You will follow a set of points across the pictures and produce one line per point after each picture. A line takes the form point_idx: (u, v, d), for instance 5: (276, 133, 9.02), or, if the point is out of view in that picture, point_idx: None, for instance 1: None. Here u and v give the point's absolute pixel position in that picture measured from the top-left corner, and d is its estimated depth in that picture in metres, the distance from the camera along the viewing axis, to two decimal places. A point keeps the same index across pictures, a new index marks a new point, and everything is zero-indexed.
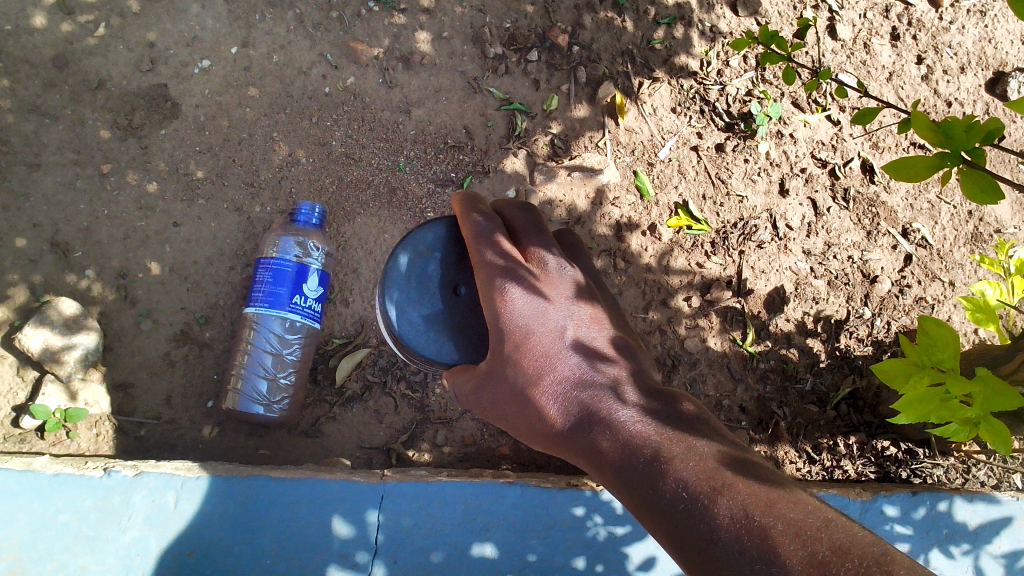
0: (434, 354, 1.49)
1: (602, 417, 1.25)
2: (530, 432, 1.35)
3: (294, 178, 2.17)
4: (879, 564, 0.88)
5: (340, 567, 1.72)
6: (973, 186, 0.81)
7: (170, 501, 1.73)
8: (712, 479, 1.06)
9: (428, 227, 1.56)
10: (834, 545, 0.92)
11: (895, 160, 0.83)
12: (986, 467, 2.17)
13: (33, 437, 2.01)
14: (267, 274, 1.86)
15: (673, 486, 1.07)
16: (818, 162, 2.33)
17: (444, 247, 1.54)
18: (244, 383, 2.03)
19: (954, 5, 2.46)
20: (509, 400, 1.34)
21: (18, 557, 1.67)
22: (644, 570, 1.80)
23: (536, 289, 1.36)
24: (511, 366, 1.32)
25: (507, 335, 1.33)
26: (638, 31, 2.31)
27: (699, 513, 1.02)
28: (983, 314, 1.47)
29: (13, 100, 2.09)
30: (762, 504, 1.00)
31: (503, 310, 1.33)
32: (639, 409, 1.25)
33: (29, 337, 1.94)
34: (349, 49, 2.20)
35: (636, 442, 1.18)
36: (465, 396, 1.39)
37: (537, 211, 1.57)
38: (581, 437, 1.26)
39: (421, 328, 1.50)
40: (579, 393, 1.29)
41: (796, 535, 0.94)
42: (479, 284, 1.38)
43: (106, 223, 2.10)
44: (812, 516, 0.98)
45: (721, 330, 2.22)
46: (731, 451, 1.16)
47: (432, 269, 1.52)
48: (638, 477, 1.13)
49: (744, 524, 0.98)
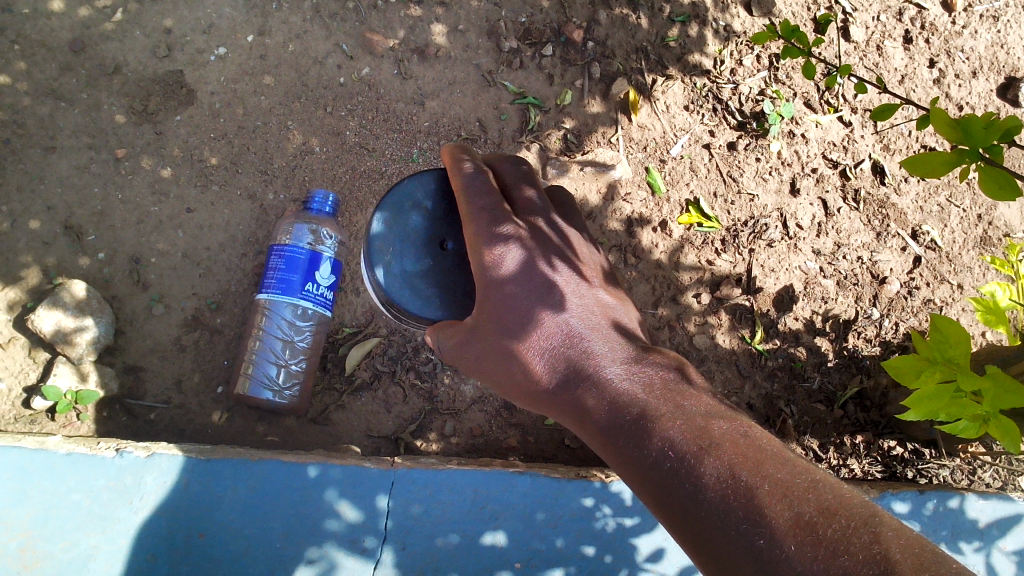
0: (420, 308, 1.48)
1: (589, 376, 1.29)
2: (515, 387, 1.38)
3: (307, 167, 2.17)
4: (866, 526, 0.89)
5: (348, 552, 1.72)
6: (992, 181, 0.81)
7: (182, 483, 1.74)
8: (699, 439, 1.07)
9: (418, 179, 1.56)
10: (821, 506, 0.93)
11: (914, 155, 0.81)
12: (992, 468, 2.17)
13: (43, 418, 2.01)
14: (280, 261, 1.86)
15: (659, 446, 1.09)
16: (829, 162, 2.34)
17: (433, 201, 1.54)
18: (255, 368, 2.04)
19: (968, 10, 2.47)
20: (494, 356, 1.36)
21: (30, 535, 1.68)
22: (652, 561, 1.82)
23: (526, 245, 1.37)
24: (499, 323, 1.34)
25: (495, 291, 1.33)
26: (653, 28, 2.32)
27: (684, 473, 1.04)
28: (995, 315, 1.37)
29: (29, 84, 2.09)
30: (750, 463, 1.01)
31: (491, 266, 1.33)
32: (626, 368, 1.29)
33: (42, 318, 1.93)
34: (365, 40, 2.21)
35: (624, 402, 1.21)
36: (448, 349, 1.40)
37: (527, 164, 1.57)
38: (567, 395, 1.30)
39: (406, 281, 1.49)
40: (565, 351, 1.34)
41: (783, 496, 0.95)
42: (468, 237, 1.38)
43: (120, 207, 2.11)
44: (800, 476, 0.99)
45: (730, 327, 2.23)
46: (717, 407, 1.18)
47: (418, 221, 1.52)
48: (625, 435, 1.16)
49: (730, 484, 0.99)
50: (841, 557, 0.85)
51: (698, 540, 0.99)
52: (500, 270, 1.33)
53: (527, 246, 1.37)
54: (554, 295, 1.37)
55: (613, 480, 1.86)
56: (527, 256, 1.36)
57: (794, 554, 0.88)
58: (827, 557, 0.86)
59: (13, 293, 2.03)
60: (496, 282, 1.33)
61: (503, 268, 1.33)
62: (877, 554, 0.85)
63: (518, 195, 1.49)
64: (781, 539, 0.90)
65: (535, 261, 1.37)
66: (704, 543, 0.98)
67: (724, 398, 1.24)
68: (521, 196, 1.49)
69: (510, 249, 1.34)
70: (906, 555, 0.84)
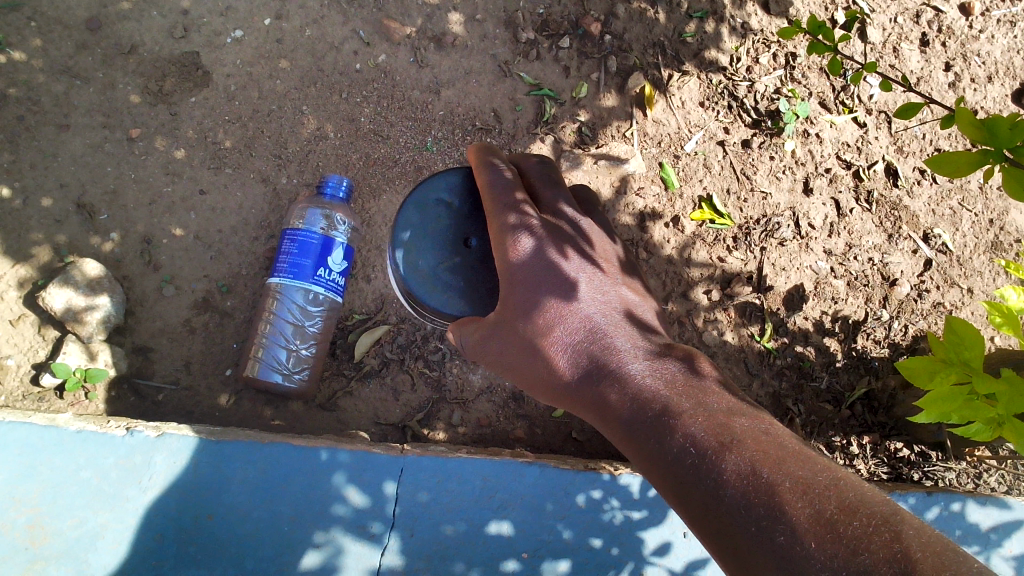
0: (440, 305, 1.49)
1: (611, 371, 1.28)
2: (537, 382, 1.37)
3: (321, 152, 2.17)
4: (887, 524, 0.88)
5: (355, 537, 1.73)
6: (1015, 183, 0.77)
7: (192, 463, 1.74)
8: (720, 435, 1.06)
9: (444, 175, 1.55)
10: (842, 504, 0.92)
11: (936, 155, 0.79)
12: (997, 473, 2.18)
13: (52, 396, 2.01)
14: (292, 244, 1.85)
15: (681, 442, 1.08)
16: (842, 162, 2.34)
17: (458, 197, 1.52)
18: (265, 351, 2.03)
19: (985, 14, 2.47)
20: (517, 351, 1.36)
21: (38, 511, 1.68)
22: (658, 555, 1.82)
23: (549, 242, 1.37)
24: (522, 319, 1.34)
25: (517, 285, 1.33)
26: (670, 23, 2.31)
27: (705, 469, 1.03)
28: (1007, 319, 1.09)
29: (45, 61, 2.08)
30: (771, 460, 1.00)
31: (514, 259, 1.34)
32: (648, 363, 1.28)
33: (53, 296, 1.93)
34: (382, 26, 2.20)
35: (645, 397, 1.20)
36: (472, 346, 1.40)
37: (553, 164, 1.57)
38: (589, 389, 1.29)
39: (426, 277, 1.49)
40: (587, 348, 1.33)
41: (803, 493, 0.94)
42: (492, 232, 1.39)
43: (133, 187, 2.11)
44: (821, 474, 0.98)
45: (740, 325, 2.23)
46: (740, 405, 1.16)
47: (444, 217, 1.51)
48: (646, 431, 1.15)
49: (752, 481, 0.98)
50: (861, 555, 0.84)
51: (718, 535, 0.98)
52: (523, 264, 1.34)
53: (549, 239, 1.37)
54: (577, 290, 1.37)
55: (621, 473, 1.87)
56: (549, 251, 1.36)
57: (814, 551, 0.87)
58: (847, 555, 0.85)
59: (24, 270, 2.03)
60: (519, 275, 1.33)
61: (525, 261, 1.34)
62: (897, 553, 0.83)
63: (542, 192, 1.49)
64: (801, 536, 0.89)
65: (556, 255, 1.37)
66: (725, 539, 0.97)
67: (746, 395, 1.23)
68: (545, 194, 1.49)
69: (533, 242, 1.35)
70: (926, 554, 0.83)
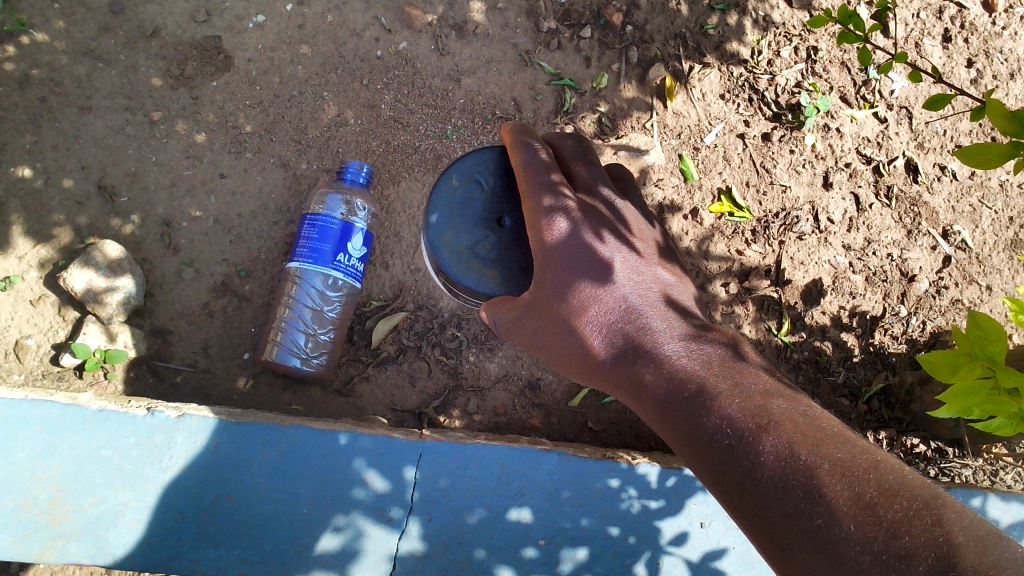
0: (475, 283, 1.48)
1: (647, 352, 1.28)
2: (573, 363, 1.38)
3: (340, 138, 2.17)
4: (929, 508, 0.87)
5: (375, 521, 1.73)
6: None
7: (212, 444, 1.74)
8: (757, 417, 1.06)
9: (477, 155, 1.55)
10: (882, 486, 0.90)
11: (964, 146, 0.77)
12: (1013, 471, 2.14)
13: (71, 376, 2.02)
14: (312, 230, 1.85)
15: (717, 423, 1.08)
16: (862, 157, 2.33)
17: (491, 178, 1.52)
18: (283, 336, 2.04)
19: (1009, 11, 2.44)
20: (551, 332, 1.37)
21: (60, 489, 1.69)
22: (676, 544, 1.82)
23: (582, 224, 1.37)
24: (557, 300, 1.35)
25: (552, 267, 1.34)
26: (692, 14, 2.30)
27: (742, 450, 1.03)
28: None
29: (68, 42, 2.09)
30: (809, 442, 1.00)
31: (549, 240, 1.34)
32: (683, 344, 1.28)
33: (74, 277, 1.94)
34: (404, 13, 2.19)
35: (681, 377, 1.20)
36: (506, 326, 1.41)
37: (589, 144, 1.57)
38: (624, 370, 1.30)
39: (460, 257, 1.49)
40: (621, 329, 1.33)
41: (843, 475, 0.93)
42: (526, 213, 1.39)
43: (154, 170, 2.11)
44: (861, 456, 0.97)
45: (757, 318, 2.23)
46: (778, 386, 1.16)
47: (477, 198, 1.51)
48: (682, 411, 1.15)
49: (789, 463, 0.98)
50: (901, 539, 0.83)
51: (756, 518, 0.98)
52: (557, 244, 1.34)
53: (582, 221, 1.37)
54: (611, 271, 1.37)
55: (638, 463, 1.87)
56: (581, 231, 1.36)
57: (853, 534, 0.87)
58: (888, 538, 0.84)
59: (45, 251, 2.04)
60: (554, 256, 1.34)
61: (560, 242, 1.34)
62: (939, 537, 0.82)
63: (576, 173, 1.50)
64: (839, 519, 0.89)
65: (589, 237, 1.37)
66: (762, 521, 0.97)
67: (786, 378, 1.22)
68: (580, 175, 1.49)
69: (565, 223, 1.36)
70: (967, 539, 0.81)
